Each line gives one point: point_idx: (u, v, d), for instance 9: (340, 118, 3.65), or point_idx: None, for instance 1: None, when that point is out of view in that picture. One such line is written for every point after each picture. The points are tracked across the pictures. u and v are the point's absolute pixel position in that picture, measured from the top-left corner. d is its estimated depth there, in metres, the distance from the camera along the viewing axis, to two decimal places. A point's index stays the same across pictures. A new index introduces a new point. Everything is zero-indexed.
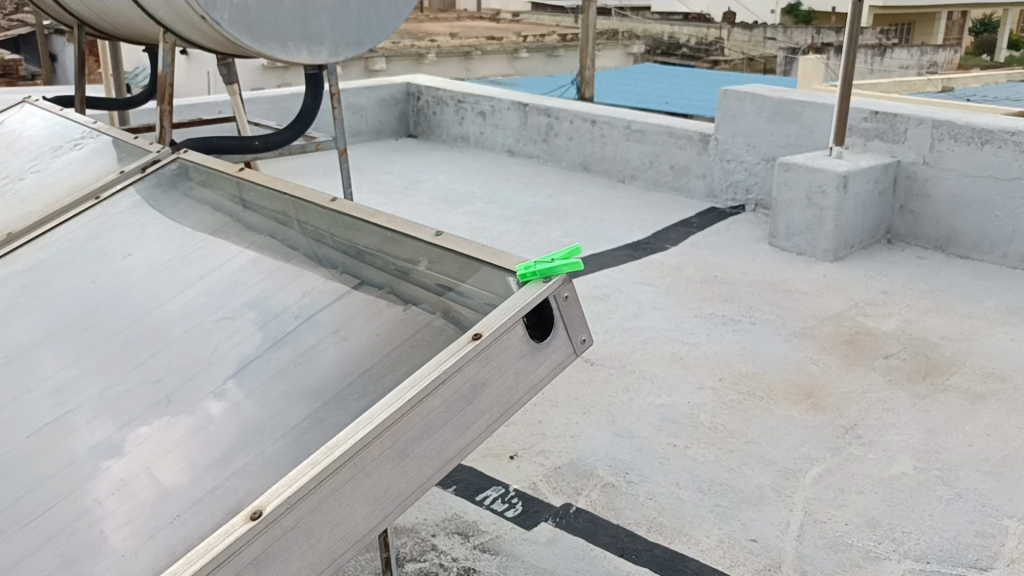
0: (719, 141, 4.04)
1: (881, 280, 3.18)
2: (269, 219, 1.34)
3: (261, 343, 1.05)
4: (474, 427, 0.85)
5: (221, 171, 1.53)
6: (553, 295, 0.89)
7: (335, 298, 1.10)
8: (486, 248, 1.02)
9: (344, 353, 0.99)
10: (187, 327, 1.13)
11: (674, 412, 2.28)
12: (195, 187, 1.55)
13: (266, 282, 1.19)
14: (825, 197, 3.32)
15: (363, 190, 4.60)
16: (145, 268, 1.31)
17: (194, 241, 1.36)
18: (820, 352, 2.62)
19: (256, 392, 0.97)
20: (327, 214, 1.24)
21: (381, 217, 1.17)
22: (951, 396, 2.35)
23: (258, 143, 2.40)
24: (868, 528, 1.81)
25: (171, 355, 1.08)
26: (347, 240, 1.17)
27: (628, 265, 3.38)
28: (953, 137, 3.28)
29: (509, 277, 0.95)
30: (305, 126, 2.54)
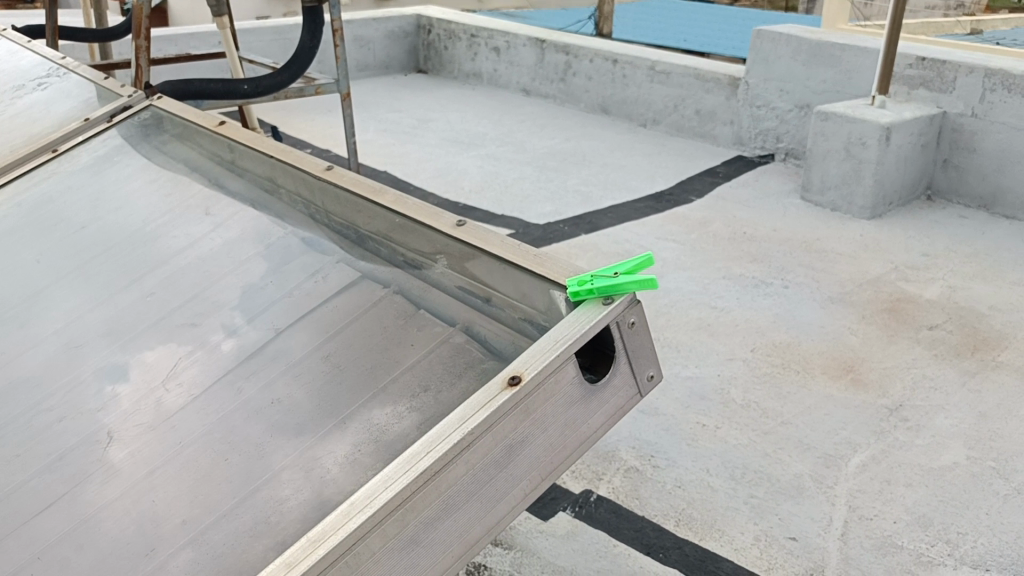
0: (750, 85, 3.79)
1: (922, 241, 2.97)
2: (253, 187, 1.21)
3: (244, 359, 0.87)
4: (505, 498, 0.68)
5: (195, 123, 1.39)
6: (619, 321, 0.73)
7: (335, 301, 0.92)
8: (523, 250, 0.86)
9: (340, 374, 0.81)
10: (162, 332, 0.96)
11: (702, 386, 2.11)
12: (183, 150, 1.36)
13: (256, 278, 1.01)
14: (865, 150, 3.09)
15: (370, 129, 4.38)
16: (120, 255, 1.14)
17: (178, 222, 1.18)
18: (858, 320, 2.43)
19: (228, 420, 0.80)
20: (326, 190, 1.08)
21: (393, 198, 1.00)
22: (1003, 374, 2.17)
23: (248, 87, 2.18)
24: (920, 526, 1.64)
25: (138, 368, 0.91)
26: (346, 221, 1.02)
27: (650, 218, 3.17)
28: (1006, 87, 3.03)
29: (555, 291, 0.78)
30: (304, 68, 2.29)
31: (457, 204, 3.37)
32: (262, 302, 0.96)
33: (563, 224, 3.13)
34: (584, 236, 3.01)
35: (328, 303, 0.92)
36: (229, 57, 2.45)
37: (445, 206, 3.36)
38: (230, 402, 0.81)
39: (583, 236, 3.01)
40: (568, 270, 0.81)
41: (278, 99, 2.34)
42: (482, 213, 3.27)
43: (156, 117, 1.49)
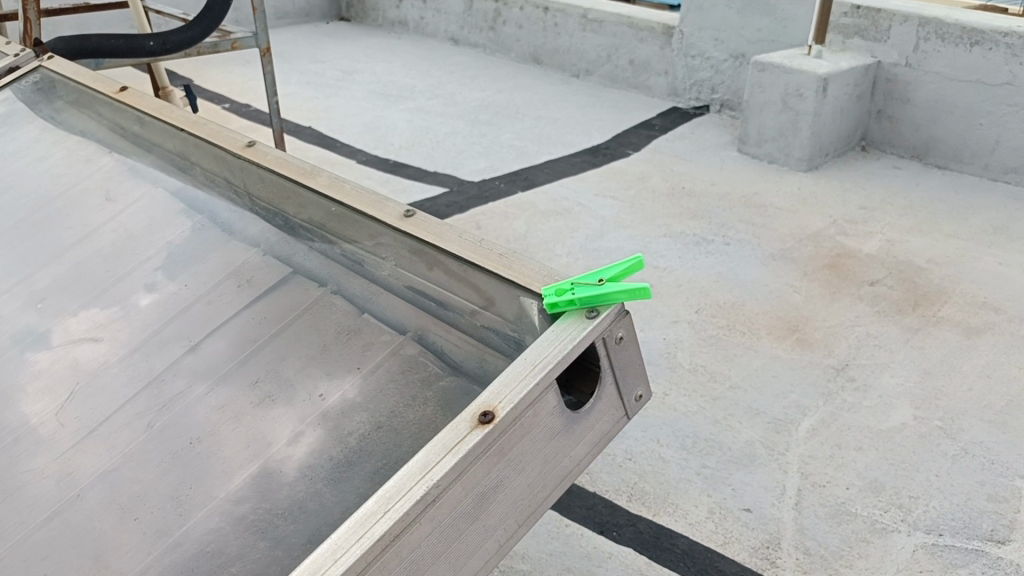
0: (684, 35, 3.69)
1: (859, 193, 2.96)
2: (161, 161, 1.17)
3: (167, 383, 0.83)
4: (479, 552, 0.60)
5: (96, 89, 1.34)
6: (605, 336, 0.67)
7: (266, 317, 0.88)
8: (481, 248, 0.80)
9: (277, 399, 0.77)
10: (82, 337, 0.92)
11: (647, 352, 2.06)
12: (93, 137, 1.28)
13: (178, 288, 0.96)
14: (802, 101, 3.04)
15: (290, 81, 4.17)
16: (32, 245, 1.08)
17: (90, 222, 1.12)
18: (801, 277, 2.40)
19: (153, 438, 0.77)
20: (246, 169, 1.04)
21: (329, 182, 0.95)
22: (944, 330, 2.16)
23: (153, 45, 1.99)
24: (872, 492, 1.62)
25: (62, 377, 0.87)
26: (272, 204, 0.99)
27: (587, 174, 3.09)
28: (940, 37, 3.00)
29: (523, 295, 0.72)
30: (216, 24, 2.12)
31: (387, 161, 3.23)
32: (192, 311, 0.92)
33: (499, 182, 3.03)
34: (521, 195, 2.92)
35: (260, 318, 0.88)
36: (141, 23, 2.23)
37: (374, 163, 3.21)
38: (166, 421, 0.78)
39: (519, 195, 2.91)
40: (542, 272, 0.75)
41: (189, 56, 2.14)
42: (413, 170, 3.14)
43: (53, 82, 1.42)
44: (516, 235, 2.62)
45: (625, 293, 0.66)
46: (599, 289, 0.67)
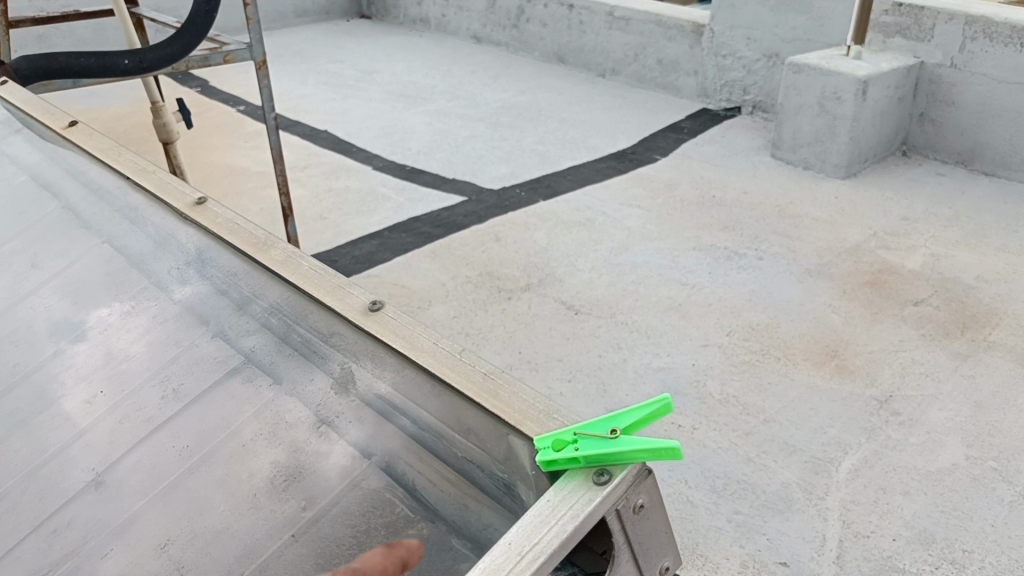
0: (715, 33, 3.53)
1: (901, 203, 2.79)
2: (96, 203, 1.20)
3: (63, 532, 0.76)
4: None
5: (41, 122, 1.43)
6: (619, 507, 0.56)
7: (186, 446, 0.81)
8: (460, 362, 0.71)
9: (188, 566, 0.70)
10: (106, 334, 0.99)
11: (675, 379, 1.92)
12: (69, 210, 1.24)
13: (99, 402, 0.89)
14: (840, 105, 2.88)
15: (309, 82, 4.08)
16: (71, 243, 1.17)
17: (106, 230, 1.16)
18: (839, 296, 2.25)
19: (128, 497, 0.78)
20: (190, 228, 1.03)
21: (282, 258, 0.91)
22: (996, 356, 2.00)
23: (129, 61, 1.70)
24: (921, 545, 1.48)
25: (104, 362, 0.94)
26: (225, 270, 0.96)
27: (612, 181, 2.96)
28: (988, 36, 2.80)
29: (509, 434, 0.63)
30: (199, 41, 1.80)
31: (404, 167, 3.11)
32: (181, 362, 0.91)
33: (519, 189, 2.90)
34: (542, 204, 2.79)
35: (181, 448, 0.81)
36: (126, 29, 2.07)
37: (390, 169, 3.10)
38: (148, 481, 0.79)
39: (540, 204, 2.78)
40: (537, 407, 0.65)
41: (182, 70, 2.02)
42: (431, 177, 3.02)
43: (7, 110, 1.55)
44: (537, 248, 2.50)
45: (649, 453, 0.55)
46: (613, 446, 0.57)
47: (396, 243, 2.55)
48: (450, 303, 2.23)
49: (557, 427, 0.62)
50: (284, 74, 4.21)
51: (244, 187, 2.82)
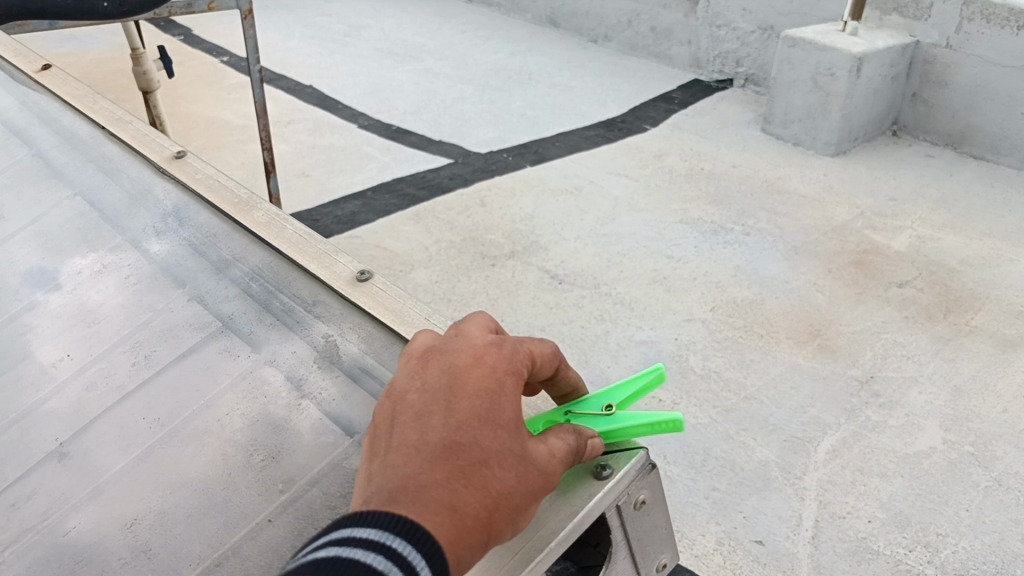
0: (711, 2, 3.48)
1: (888, 183, 2.78)
2: (73, 156, 1.18)
3: (24, 505, 0.72)
4: None
5: (18, 68, 1.40)
6: (621, 502, 0.66)
7: (156, 419, 0.77)
8: None
9: (154, 543, 0.66)
10: (74, 297, 0.94)
11: (658, 353, 1.91)
12: (39, 157, 1.19)
13: (68, 366, 0.85)
14: (834, 81, 2.84)
15: (296, 35, 4.00)
16: (38, 195, 1.12)
17: (79, 184, 1.12)
18: (824, 275, 2.24)
19: (93, 468, 0.74)
20: (169, 184, 1.10)
21: (266, 222, 0.99)
22: (977, 341, 2.00)
23: None
24: (896, 527, 1.48)
25: (74, 325, 0.91)
26: (205, 232, 1.00)
27: (601, 149, 2.93)
28: (984, 18, 2.77)
29: None
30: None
31: (390, 126, 3.06)
32: (155, 328, 0.87)
33: (507, 154, 2.86)
34: (529, 169, 2.75)
35: (151, 421, 0.77)
36: None
37: (376, 128, 3.05)
38: (112, 452, 0.75)
39: (528, 169, 2.75)
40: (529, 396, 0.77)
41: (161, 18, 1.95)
42: (418, 138, 2.97)
43: None
44: (523, 214, 2.47)
45: (645, 427, 0.66)
46: (609, 426, 0.68)
47: (379, 204, 2.51)
48: (432, 267, 2.20)
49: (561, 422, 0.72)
50: (270, 25, 4.12)
51: (226, 140, 2.76)
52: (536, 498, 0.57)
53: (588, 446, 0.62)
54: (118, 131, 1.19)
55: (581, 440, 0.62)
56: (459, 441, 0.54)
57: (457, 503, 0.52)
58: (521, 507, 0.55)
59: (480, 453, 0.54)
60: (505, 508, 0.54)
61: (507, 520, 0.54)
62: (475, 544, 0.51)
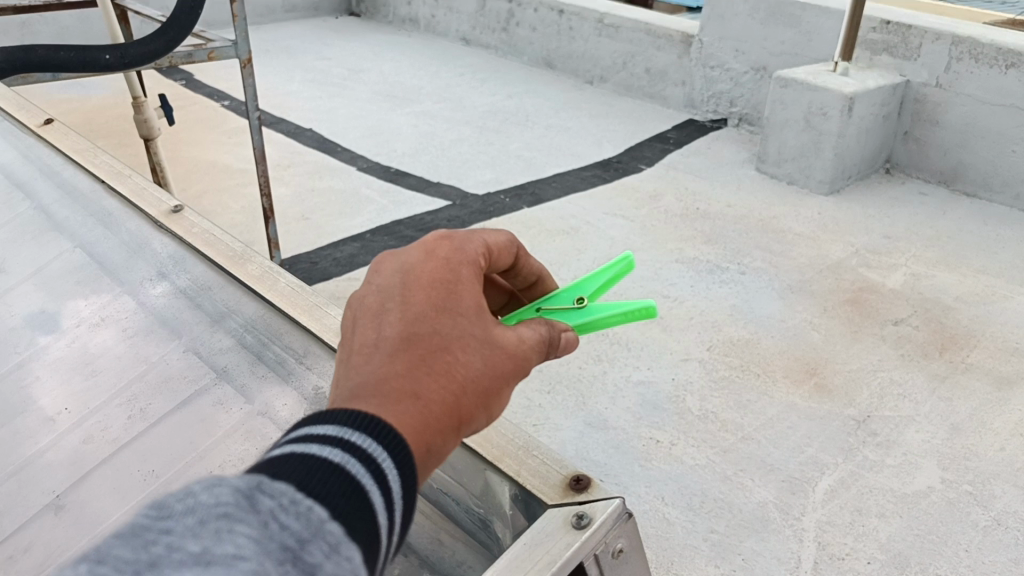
0: (704, 44, 3.53)
1: (882, 221, 2.80)
2: (74, 208, 1.20)
3: (20, 559, 0.74)
4: None
5: (21, 121, 1.43)
6: (598, 551, 0.67)
7: (150, 471, 0.78)
8: None
9: None
10: (72, 348, 0.96)
11: (654, 394, 1.92)
12: (40, 211, 1.21)
13: (65, 418, 0.86)
14: (826, 121, 2.88)
15: (295, 79, 4.05)
16: (38, 247, 1.14)
17: (79, 236, 1.14)
18: (820, 313, 2.25)
19: (88, 522, 0.75)
20: (166, 235, 1.11)
21: (260, 275, 1.01)
22: (973, 379, 2.00)
23: (110, 58, 1.65)
24: (895, 568, 1.48)
25: (72, 377, 0.92)
26: (201, 285, 1.02)
27: (597, 189, 2.96)
28: (973, 57, 2.82)
29: (486, 470, 0.76)
30: (184, 37, 1.74)
31: (389, 168, 3.09)
32: (151, 381, 0.88)
33: (504, 195, 2.89)
34: (526, 210, 2.78)
35: (145, 473, 0.78)
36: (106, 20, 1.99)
37: (375, 170, 3.08)
38: (106, 506, 0.76)
39: (525, 210, 2.77)
40: (515, 445, 0.78)
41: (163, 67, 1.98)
42: (415, 180, 3.00)
43: None
44: None
45: (619, 316, 0.73)
46: (581, 317, 0.77)
47: (377, 247, 2.52)
48: None
49: (549, 477, 0.74)
50: (271, 70, 4.17)
51: (226, 184, 2.79)
52: (499, 384, 0.58)
53: (563, 338, 0.66)
54: (118, 185, 1.21)
55: (554, 332, 0.68)
56: (416, 332, 0.55)
57: (421, 387, 0.52)
58: (486, 392, 0.57)
59: (444, 340, 0.56)
60: (476, 389, 0.56)
61: (478, 398, 0.56)
62: (449, 422, 0.53)
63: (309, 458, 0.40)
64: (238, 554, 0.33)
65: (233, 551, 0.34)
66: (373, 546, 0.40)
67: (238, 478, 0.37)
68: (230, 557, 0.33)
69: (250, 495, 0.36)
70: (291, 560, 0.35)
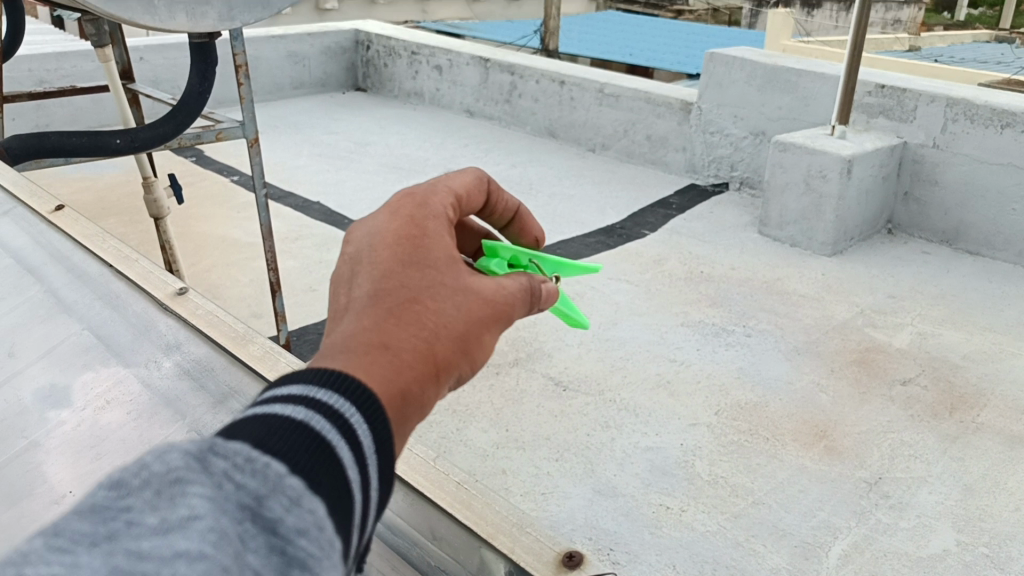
0: (703, 111, 3.60)
1: (886, 281, 2.81)
2: (83, 289, 1.23)
3: None
4: None
5: (33, 207, 1.47)
6: None
7: None
8: (434, 472, 0.86)
9: None
10: (78, 428, 0.97)
11: (663, 459, 1.91)
12: (49, 291, 1.24)
13: (69, 499, 0.87)
14: (826, 183, 2.92)
15: (303, 153, 4.13)
16: (46, 326, 1.16)
17: (86, 317, 1.16)
18: (827, 375, 2.25)
19: None
20: (171, 320, 1.14)
21: (262, 355, 1.03)
22: (985, 438, 1.99)
23: (121, 142, 1.68)
24: None
25: (77, 457, 0.93)
26: (205, 366, 1.04)
27: (601, 255, 2.98)
28: (969, 118, 2.87)
29: (481, 547, 0.78)
30: (193, 119, 1.80)
31: None
32: None
33: None
34: None
35: None
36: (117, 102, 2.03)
37: None
38: None
39: None
40: (508, 521, 0.81)
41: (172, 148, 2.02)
42: None
43: None
44: (526, 322, 2.50)
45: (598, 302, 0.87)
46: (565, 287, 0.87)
47: None
48: None
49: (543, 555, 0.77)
50: (279, 145, 4.26)
51: (234, 258, 2.82)
52: (480, 325, 0.60)
53: (542, 288, 0.71)
54: (126, 270, 1.25)
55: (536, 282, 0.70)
56: (383, 287, 0.57)
57: (395, 336, 0.54)
58: (463, 336, 0.58)
59: (414, 289, 0.57)
60: (454, 331, 0.57)
61: (459, 339, 0.57)
62: (429, 362, 0.54)
63: (267, 417, 0.41)
64: (194, 512, 0.35)
65: (188, 512, 0.35)
66: (345, 494, 0.41)
67: (189, 442, 0.38)
68: (186, 517, 0.35)
69: (202, 459, 0.38)
70: (251, 518, 0.37)
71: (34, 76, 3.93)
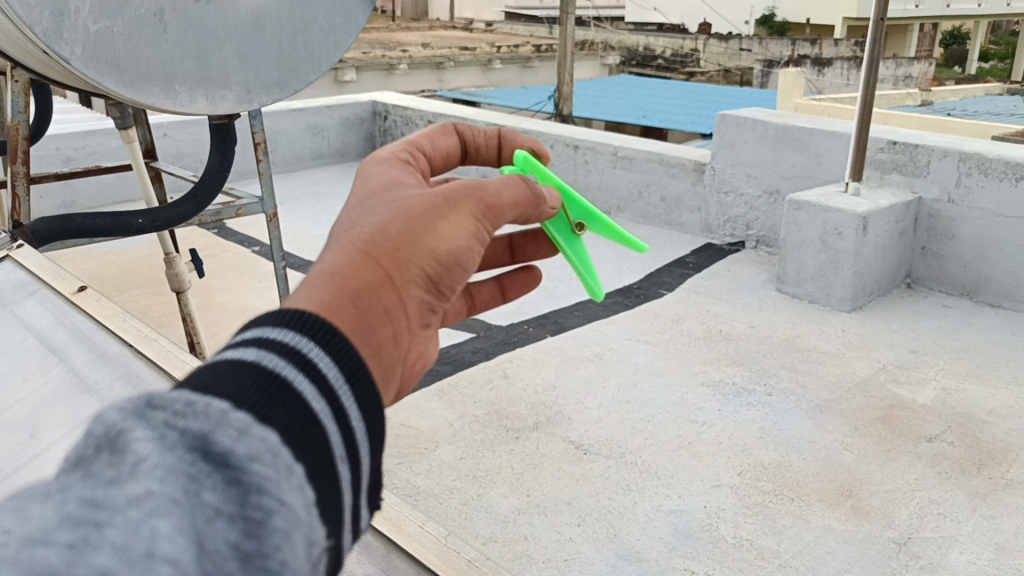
0: (716, 171, 3.63)
1: (907, 336, 2.79)
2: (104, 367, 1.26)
3: None
4: None
5: (56, 288, 1.51)
6: None
7: None
8: None
9: None
10: None
11: (686, 522, 1.88)
12: (70, 368, 1.27)
13: None
14: (842, 240, 2.92)
15: (323, 222, 4.19)
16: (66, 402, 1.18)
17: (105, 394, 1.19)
18: (851, 433, 2.22)
19: None
20: None
21: None
22: (1015, 495, 1.95)
23: (143, 220, 1.72)
24: None
25: None
26: None
27: (619, 316, 2.99)
28: (983, 171, 2.88)
29: None
30: (213, 197, 1.85)
31: None
32: None
33: (527, 326, 2.92)
34: (550, 339, 2.81)
35: None
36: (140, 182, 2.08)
37: None
38: None
39: (549, 339, 2.80)
40: None
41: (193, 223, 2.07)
42: None
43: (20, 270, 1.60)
44: (545, 385, 2.50)
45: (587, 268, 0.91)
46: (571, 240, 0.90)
47: None
48: (457, 443, 2.21)
49: None
50: (299, 215, 4.33)
51: None
52: (431, 211, 0.58)
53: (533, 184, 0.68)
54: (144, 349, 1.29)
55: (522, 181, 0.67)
56: (332, 235, 0.59)
57: (336, 263, 0.55)
58: (408, 231, 0.56)
59: (353, 222, 0.59)
60: (397, 229, 0.56)
61: (405, 233, 0.56)
62: (372, 268, 0.54)
63: (212, 366, 0.44)
64: (141, 456, 0.38)
65: (135, 457, 0.38)
66: (314, 423, 0.44)
67: (127, 399, 0.41)
68: (135, 462, 0.38)
69: (141, 413, 0.40)
70: (202, 456, 0.39)
71: (62, 153, 4.04)
